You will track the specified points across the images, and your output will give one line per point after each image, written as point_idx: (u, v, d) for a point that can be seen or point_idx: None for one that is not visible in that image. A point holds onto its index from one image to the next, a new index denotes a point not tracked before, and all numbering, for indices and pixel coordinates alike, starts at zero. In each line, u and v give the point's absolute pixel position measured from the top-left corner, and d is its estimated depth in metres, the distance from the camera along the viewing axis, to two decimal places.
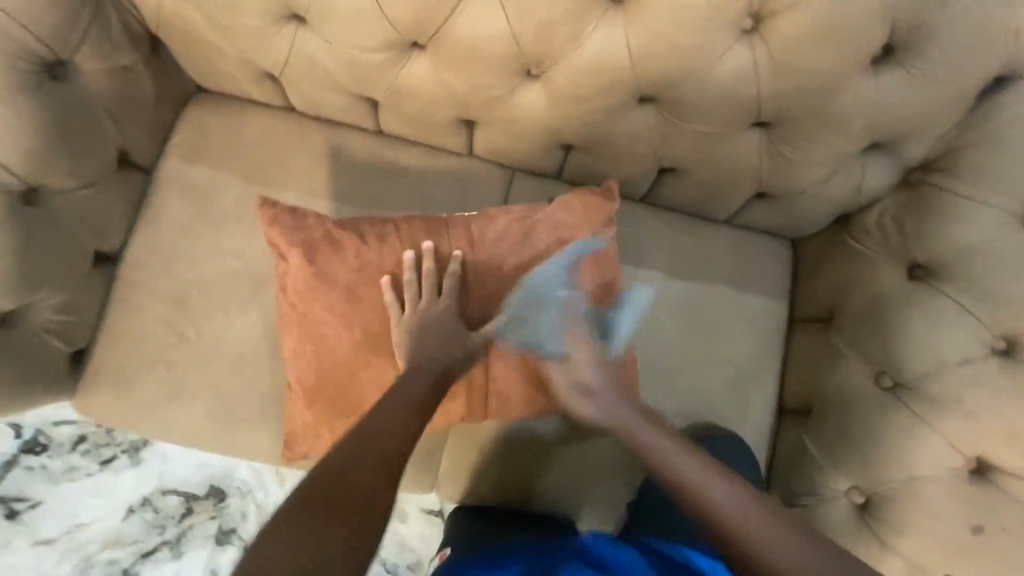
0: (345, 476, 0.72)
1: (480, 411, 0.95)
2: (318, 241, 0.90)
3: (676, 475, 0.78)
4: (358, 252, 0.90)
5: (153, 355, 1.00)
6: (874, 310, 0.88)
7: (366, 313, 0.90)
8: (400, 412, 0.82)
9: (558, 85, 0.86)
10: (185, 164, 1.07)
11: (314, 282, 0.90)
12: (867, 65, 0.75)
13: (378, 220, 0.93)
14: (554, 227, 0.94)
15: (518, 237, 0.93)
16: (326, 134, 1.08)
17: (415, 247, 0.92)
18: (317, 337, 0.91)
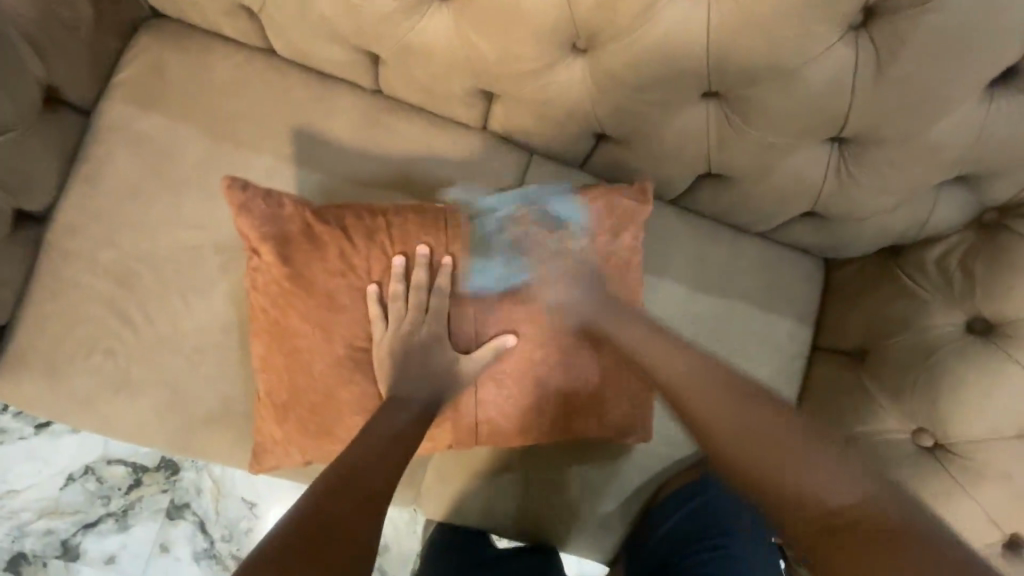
0: (324, 519, 0.59)
1: (464, 440, 0.83)
2: (295, 236, 0.76)
3: (688, 400, 0.75)
4: (342, 252, 0.77)
5: (91, 339, 0.85)
6: (923, 359, 0.80)
7: (347, 324, 0.77)
8: (376, 453, 0.69)
9: (606, 66, 0.71)
10: (132, 108, 0.87)
11: (291, 283, 0.76)
12: (982, 90, 0.64)
13: (368, 212, 0.79)
14: (570, 231, 0.80)
15: (527, 243, 0.78)
16: (310, 86, 0.90)
17: (408, 251, 0.78)
18: (293, 339, 0.77)
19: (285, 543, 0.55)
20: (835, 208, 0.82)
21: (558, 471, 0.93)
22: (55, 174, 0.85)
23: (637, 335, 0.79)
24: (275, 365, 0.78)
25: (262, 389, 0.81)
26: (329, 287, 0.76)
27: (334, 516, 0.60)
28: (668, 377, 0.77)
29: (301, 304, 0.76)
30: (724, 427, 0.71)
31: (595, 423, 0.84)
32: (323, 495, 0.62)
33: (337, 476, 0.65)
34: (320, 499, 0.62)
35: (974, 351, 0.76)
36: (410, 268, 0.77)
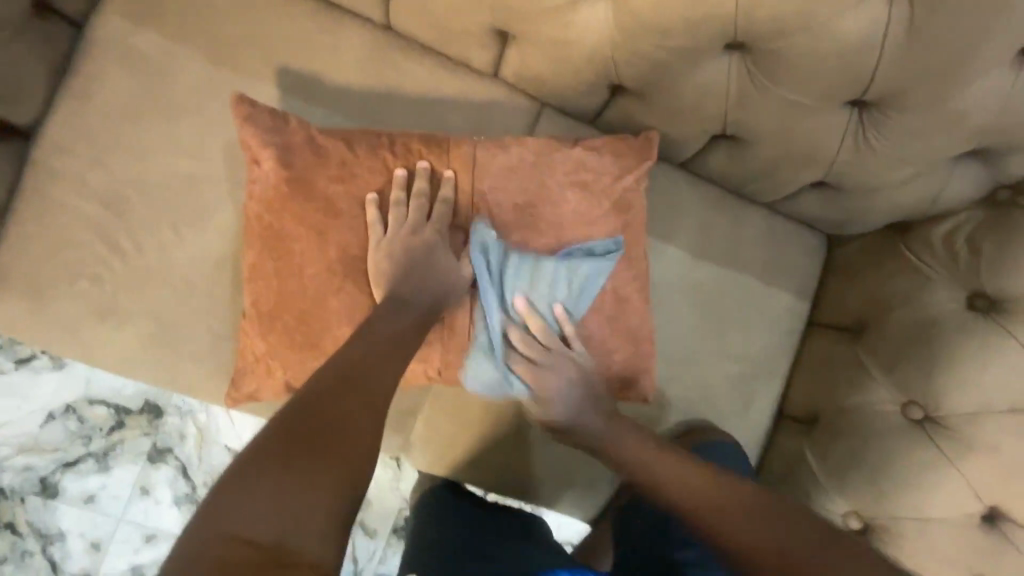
0: (327, 410, 0.60)
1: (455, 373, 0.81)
2: (300, 165, 0.73)
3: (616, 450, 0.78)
4: (348, 177, 0.74)
5: (76, 264, 0.82)
6: (921, 334, 0.80)
7: (343, 232, 0.74)
8: (378, 346, 0.68)
9: (630, 7, 0.68)
10: (128, 24, 0.83)
11: (286, 199, 0.74)
12: (1013, 55, 0.63)
13: (375, 134, 0.77)
14: (574, 165, 0.79)
15: (531, 171, 0.78)
16: (317, 15, 0.86)
17: (411, 166, 0.77)
18: (285, 275, 0.75)
19: (280, 437, 0.57)
20: (848, 177, 0.81)
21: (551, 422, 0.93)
22: (42, 87, 0.81)
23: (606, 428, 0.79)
24: (264, 302, 0.76)
25: (246, 323, 0.77)
26: (328, 194, 0.74)
27: (335, 404, 0.61)
28: (661, 477, 0.74)
29: (296, 239, 0.74)
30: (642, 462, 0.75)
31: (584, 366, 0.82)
32: (320, 390, 0.62)
33: (338, 369, 0.64)
34: (316, 394, 0.61)
35: (971, 326, 0.76)
36: (413, 179, 0.76)
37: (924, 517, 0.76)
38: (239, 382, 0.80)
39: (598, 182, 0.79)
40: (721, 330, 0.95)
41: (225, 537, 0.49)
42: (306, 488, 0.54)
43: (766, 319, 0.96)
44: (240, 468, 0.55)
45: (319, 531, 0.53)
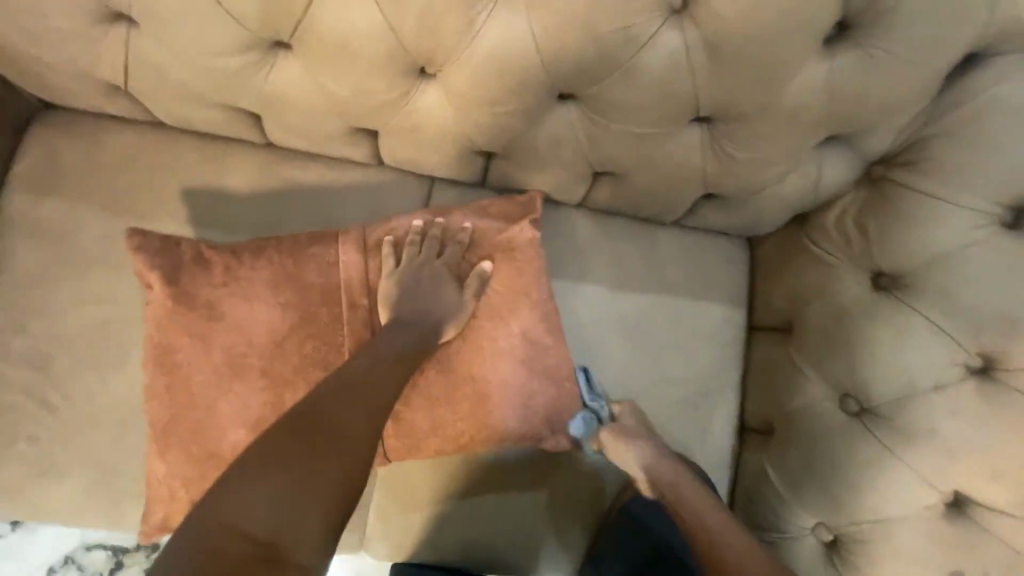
0: (331, 414, 0.66)
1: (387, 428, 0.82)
2: (188, 285, 0.77)
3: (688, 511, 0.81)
4: (243, 291, 0.77)
5: (13, 428, 0.85)
6: (839, 323, 0.77)
7: (230, 335, 0.76)
8: (380, 363, 0.73)
9: (458, 87, 0.71)
10: (33, 198, 0.88)
11: (183, 321, 0.76)
12: (816, 47, 0.64)
13: (264, 243, 0.80)
14: (467, 220, 0.83)
15: (422, 231, 0.82)
16: (204, 150, 0.91)
17: (299, 258, 0.79)
18: (199, 400, 0.77)
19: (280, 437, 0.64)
20: (728, 184, 0.81)
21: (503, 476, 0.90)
22: None
23: (673, 477, 0.84)
24: (178, 431, 0.77)
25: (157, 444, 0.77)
26: (211, 298, 0.77)
27: (333, 413, 0.67)
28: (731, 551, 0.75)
29: (201, 366, 0.76)
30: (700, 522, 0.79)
31: (517, 407, 0.81)
32: (332, 398, 0.68)
33: (341, 385, 0.70)
34: (325, 399, 0.68)
35: (880, 307, 0.73)
36: (307, 265, 0.79)
37: (884, 518, 0.71)
38: (174, 511, 0.80)
39: (490, 234, 0.83)
40: (655, 351, 0.93)
41: (228, 530, 0.56)
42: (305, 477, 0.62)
43: (699, 327, 0.95)
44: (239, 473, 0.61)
45: (312, 531, 0.58)
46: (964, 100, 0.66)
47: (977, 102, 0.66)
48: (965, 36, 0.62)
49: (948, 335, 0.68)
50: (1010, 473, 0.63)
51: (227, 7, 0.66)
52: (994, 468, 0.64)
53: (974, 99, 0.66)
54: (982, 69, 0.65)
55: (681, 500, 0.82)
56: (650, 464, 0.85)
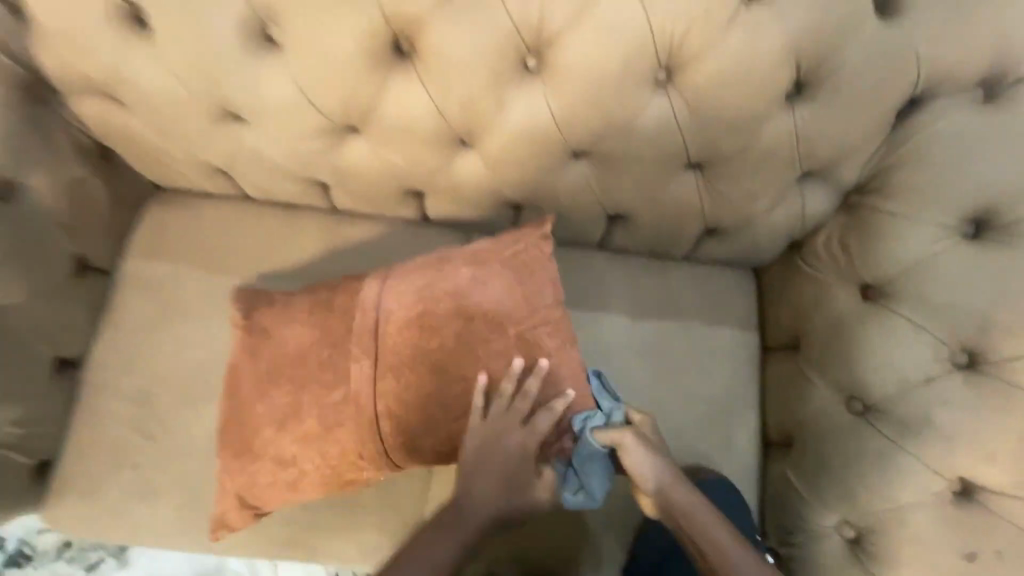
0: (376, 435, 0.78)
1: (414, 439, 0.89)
2: (258, 319, 0.86)
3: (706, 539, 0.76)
4: (291, 318, 0.85)
5: (121, 456, 0.98)
6: (837, 333, 0.86)
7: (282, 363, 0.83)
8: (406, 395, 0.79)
9: (492, 152, 0.87)
10: (144, 262, 1.05)
11: (250, 350, 0.84)
12: (781, 101, 0.78)
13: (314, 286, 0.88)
14: (472, 253, 0.83)
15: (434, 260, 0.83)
16: (280, 217, 1.08)
17: (338, 294, 0.85)
18: None
19: None
20: (724, 218, 0.94)
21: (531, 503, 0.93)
22: (86, 326, 1.01)
23: (687, 499, 0.79)
24: None
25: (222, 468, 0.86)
26: (266, 325, 0.85)
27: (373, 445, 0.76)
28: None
29: None
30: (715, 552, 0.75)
31: (540, 463, 0.82)
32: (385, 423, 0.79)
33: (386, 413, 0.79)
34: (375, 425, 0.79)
35: (869, 314, 0.83)
36: (353, 308, 0.82)
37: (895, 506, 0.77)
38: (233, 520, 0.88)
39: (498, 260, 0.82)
40: (677, 373, 1.03)
41: None
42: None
43: (716, 351, 1.04)
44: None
45: None
46: (912, 133, 0.79)
47: (923, 135, 0.78)
48: (904, 85, 0.76)
49: (931, 335, 0.77)
50: (1002, 454, 0.70)
51: (307, 94, 0.81)
52: (986, 451, 0.71)
53: (918, 133, 0.79)
54: (924, 109, 0.78)
55: (700, 524, 0.77)
56: (661, 482, 0.79)
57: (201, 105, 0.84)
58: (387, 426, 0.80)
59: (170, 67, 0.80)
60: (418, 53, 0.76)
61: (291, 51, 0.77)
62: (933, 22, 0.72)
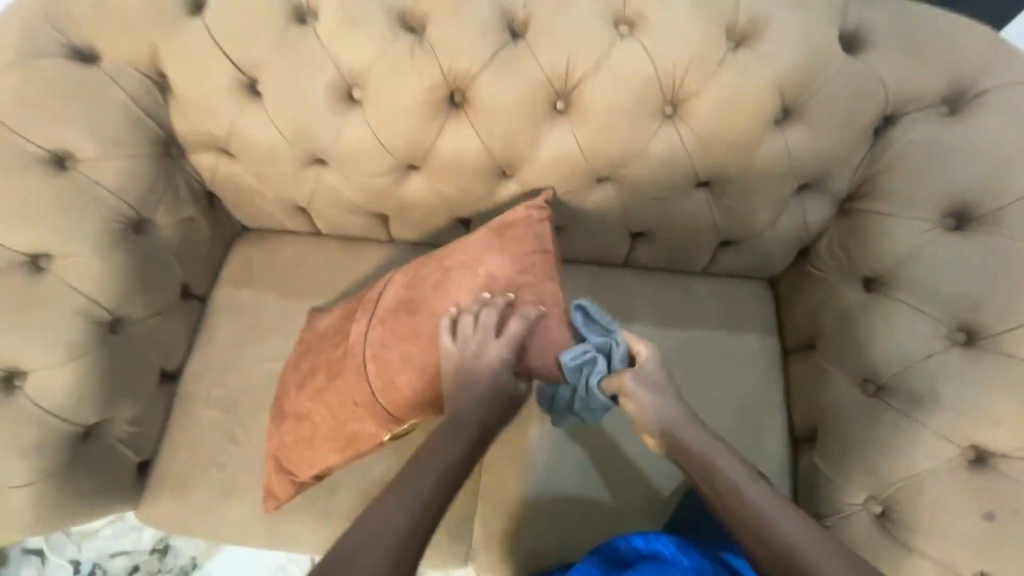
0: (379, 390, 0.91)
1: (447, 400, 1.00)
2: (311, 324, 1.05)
3: (717, 470, 0.80)
4: (324, 313, 1.04)
5: (207, 458, 1.10)
6: (846, 324, 0.95)
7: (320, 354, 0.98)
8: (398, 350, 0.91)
9: (530, 180, 1.02)
10: (231, 290, 1.21)
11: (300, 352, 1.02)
12: (772, 123, 0.92)
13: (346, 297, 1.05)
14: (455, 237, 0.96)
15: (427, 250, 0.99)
16: (344, 248, 1.23)
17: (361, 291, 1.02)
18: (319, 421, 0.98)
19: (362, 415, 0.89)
20: (735, 230, 1.06)
21: (571, 487, 1.03)
22: (184, 344, 1.17)
23: (705, 439, 0.83)
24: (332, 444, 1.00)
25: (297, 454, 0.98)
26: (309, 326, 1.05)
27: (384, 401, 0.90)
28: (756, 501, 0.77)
29: None
30: (725, 477, 0.80)
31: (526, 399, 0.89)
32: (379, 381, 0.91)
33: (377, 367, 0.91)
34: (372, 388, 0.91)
35: (873, 304, 0.92)
36: (368, 292, 0.98)
37: (914, 475, 0.82)
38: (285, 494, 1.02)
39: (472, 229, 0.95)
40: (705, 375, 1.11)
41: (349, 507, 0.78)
42: (390, 519, 0.76)
43: (741, 355, 1.13)
44: (344, 538, 0.75)
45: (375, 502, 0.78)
46: (890, 145, 0.92)
47: (899, 146, 0.91)
48: (877, 105, 0.89)
49: (929, 317, 0.86)
50: (1003, 419, 0.78)
51: (382, 141, 0.99)
52: (992, 417, 0.79)
53: (894, 144, 0.92)
54: (898, 125, 0.91)
55: (713, 462, 0.81)
56: (670, 419, 0.84)
57: (293, 154, 1.03)
58: (392, 381, 0.91)
59: (272, 124, 1.00)
60: (468, 101, 0.95)
61: (369, 106, 0.97)
62: (888, 53, 0.88)
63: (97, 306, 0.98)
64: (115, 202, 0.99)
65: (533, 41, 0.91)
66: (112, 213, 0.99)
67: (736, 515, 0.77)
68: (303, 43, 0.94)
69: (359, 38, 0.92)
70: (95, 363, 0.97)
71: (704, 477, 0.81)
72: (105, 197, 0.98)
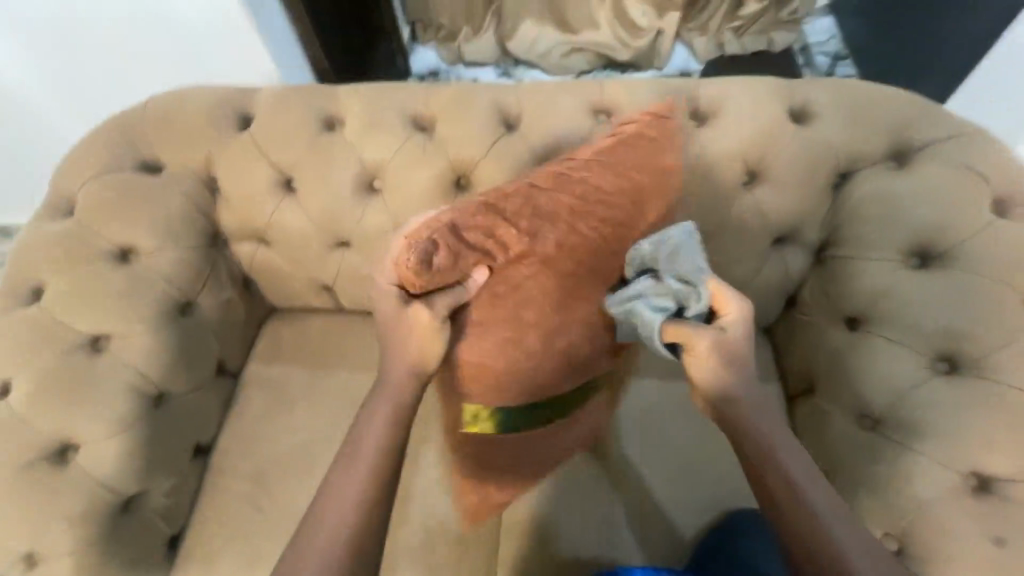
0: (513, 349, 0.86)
1: (511, 377, 0.81)
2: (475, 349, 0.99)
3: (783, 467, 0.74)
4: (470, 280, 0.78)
5: (234, 530, 1.14)
6: (837, 363, 0.99)
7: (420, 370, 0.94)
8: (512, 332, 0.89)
9: None
10: (262, 366, 1.31)
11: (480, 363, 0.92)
12: (741, 186, 1.04)
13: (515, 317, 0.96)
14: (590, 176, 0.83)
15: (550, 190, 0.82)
16: (367, 321, 1.34)
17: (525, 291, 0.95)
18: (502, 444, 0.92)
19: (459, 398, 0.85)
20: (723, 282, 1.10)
21: (585, 540, 1.04)
22: (217, 419, 1.25)
23: (780, 436, 0.76)
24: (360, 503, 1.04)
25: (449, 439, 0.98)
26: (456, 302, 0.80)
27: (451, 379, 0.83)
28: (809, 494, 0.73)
29: None
30: (789, 473, 0.74)
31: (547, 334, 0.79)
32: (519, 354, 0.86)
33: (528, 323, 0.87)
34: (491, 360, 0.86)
35: (858, 342, 0.97)
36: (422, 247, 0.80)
37: (921, 505, 0.84)
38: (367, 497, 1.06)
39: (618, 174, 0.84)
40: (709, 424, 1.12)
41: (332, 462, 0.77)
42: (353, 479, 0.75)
43: None
44: (323, 496, 0.75)
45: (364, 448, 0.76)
46: (849, 197, 1.02)
47: (857, 197, 1.01)
48: (829, 165, 1.02)
49: (911, 348, 0.92)
50: (995, 442, 0.83)
51: (400, 223, 1.13)
52: (985, 440, 0.83)
53: (853, 196, 1.01)
54: (853, 180, 1.02)
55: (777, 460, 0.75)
56: (738, 406, 0.76)
57: (322, 237, 1.18)
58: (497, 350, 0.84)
59: (304, 213, 1.15)
60: (472, 183, 1.11)
61: (388, 193, 1.12)
62: (832, 123, 1.02)
63: (145, 380, 1.08)
64: (166, 287, 1.12)
65: (525, 133, 1.08)
66: (163, 297, 1.12)
67: (794, 508, 0.72)
68: (333, 145, 1.12)
69: (380, 139, 1.11)
70: (139, 433, 1.05)
71: (769, 473, 0.74)
72: (158, 282, 1.12)
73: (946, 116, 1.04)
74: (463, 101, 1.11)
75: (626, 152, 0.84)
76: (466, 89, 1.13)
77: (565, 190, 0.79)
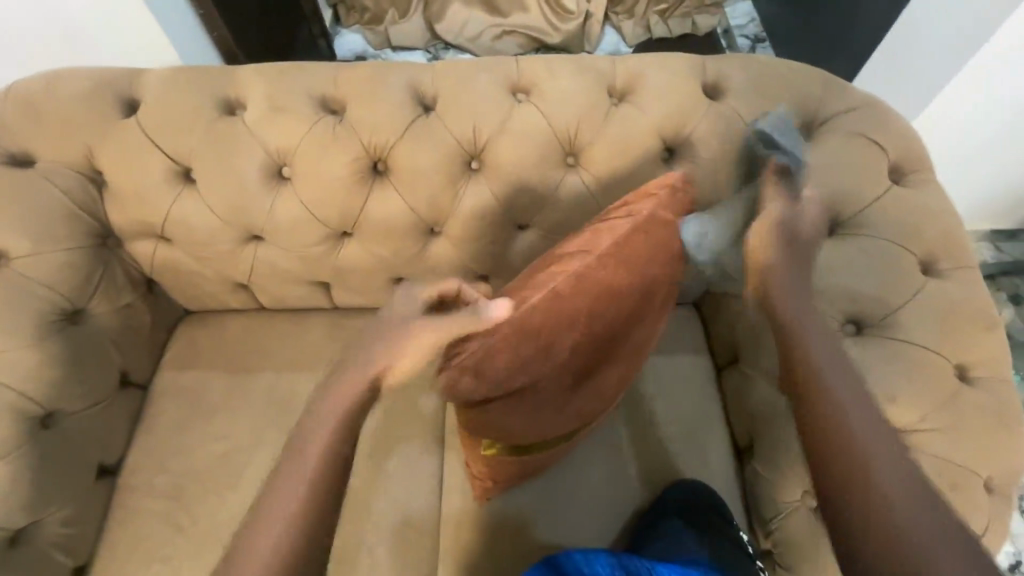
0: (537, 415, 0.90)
1: (541, 434, 0.90)
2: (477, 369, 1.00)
3: (847, 433, 0.77)
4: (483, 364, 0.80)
5: (150, 552, 1.05)
6: (757, 332, 1.02)
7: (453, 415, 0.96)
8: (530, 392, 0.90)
9: (455, 235, 1.09)
10: (175, 374, 1.20)
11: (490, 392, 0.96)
12: (661, 163, 1.04)
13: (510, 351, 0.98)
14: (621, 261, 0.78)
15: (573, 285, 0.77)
16: (292, 319, 1.26)
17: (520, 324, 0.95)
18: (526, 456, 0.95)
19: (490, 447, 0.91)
20: None
21: (535, 522, 1.03)
22: (123, 435, 1.14)
23: (871, 416, 0.78)
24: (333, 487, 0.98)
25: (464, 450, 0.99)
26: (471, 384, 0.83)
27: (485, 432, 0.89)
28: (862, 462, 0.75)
29: None
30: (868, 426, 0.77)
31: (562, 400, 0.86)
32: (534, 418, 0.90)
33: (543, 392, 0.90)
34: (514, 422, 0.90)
35: None
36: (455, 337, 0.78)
37: None
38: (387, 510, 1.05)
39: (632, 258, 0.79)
40: (642, 404, 1.12)
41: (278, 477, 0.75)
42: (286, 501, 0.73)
43: (678, 379, 1.14)
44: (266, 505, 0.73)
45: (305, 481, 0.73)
46: None
47: None
48: (742, 138, 1.03)
49: (823, 314, 0.95)
50: (897, 396, 0.87)
51: (315, 213, 1.07)
52: (889, 395, 0.88)
53: None
54: None
55: (856, 443, 0.76)
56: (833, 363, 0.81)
57: (229, 232, 1.09)
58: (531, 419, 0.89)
59: (206, 206, 1.06)
60: (390, 168, 1.05)
61: (298, 181, 1.05)
62: (743, 97, 1.04)
63: (26, 400, 0.97)
64: (48, 294, 1.01)
65: (442, 114, 1.04)
66: (45, 305, 1.00)
67: (871, 500, 0.72)
68: (233, 131, 1.04)
69: (286, 124, 1.03)
70: (22, 459, 0.94)
71: (829, 447, 0.77)
72: (37, 290, 1.00)
73: (846, 89, 1.08)
74: (375, 81, 1.05)
75: (645, 237, 0.79)
76: (378, 69, 1.07)
77: (583, 294, 0.77)
